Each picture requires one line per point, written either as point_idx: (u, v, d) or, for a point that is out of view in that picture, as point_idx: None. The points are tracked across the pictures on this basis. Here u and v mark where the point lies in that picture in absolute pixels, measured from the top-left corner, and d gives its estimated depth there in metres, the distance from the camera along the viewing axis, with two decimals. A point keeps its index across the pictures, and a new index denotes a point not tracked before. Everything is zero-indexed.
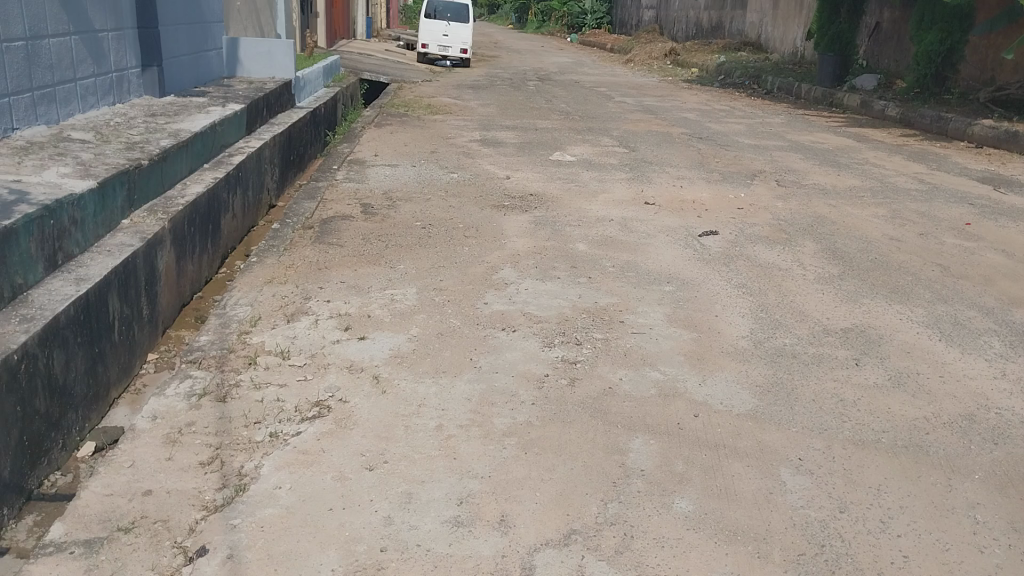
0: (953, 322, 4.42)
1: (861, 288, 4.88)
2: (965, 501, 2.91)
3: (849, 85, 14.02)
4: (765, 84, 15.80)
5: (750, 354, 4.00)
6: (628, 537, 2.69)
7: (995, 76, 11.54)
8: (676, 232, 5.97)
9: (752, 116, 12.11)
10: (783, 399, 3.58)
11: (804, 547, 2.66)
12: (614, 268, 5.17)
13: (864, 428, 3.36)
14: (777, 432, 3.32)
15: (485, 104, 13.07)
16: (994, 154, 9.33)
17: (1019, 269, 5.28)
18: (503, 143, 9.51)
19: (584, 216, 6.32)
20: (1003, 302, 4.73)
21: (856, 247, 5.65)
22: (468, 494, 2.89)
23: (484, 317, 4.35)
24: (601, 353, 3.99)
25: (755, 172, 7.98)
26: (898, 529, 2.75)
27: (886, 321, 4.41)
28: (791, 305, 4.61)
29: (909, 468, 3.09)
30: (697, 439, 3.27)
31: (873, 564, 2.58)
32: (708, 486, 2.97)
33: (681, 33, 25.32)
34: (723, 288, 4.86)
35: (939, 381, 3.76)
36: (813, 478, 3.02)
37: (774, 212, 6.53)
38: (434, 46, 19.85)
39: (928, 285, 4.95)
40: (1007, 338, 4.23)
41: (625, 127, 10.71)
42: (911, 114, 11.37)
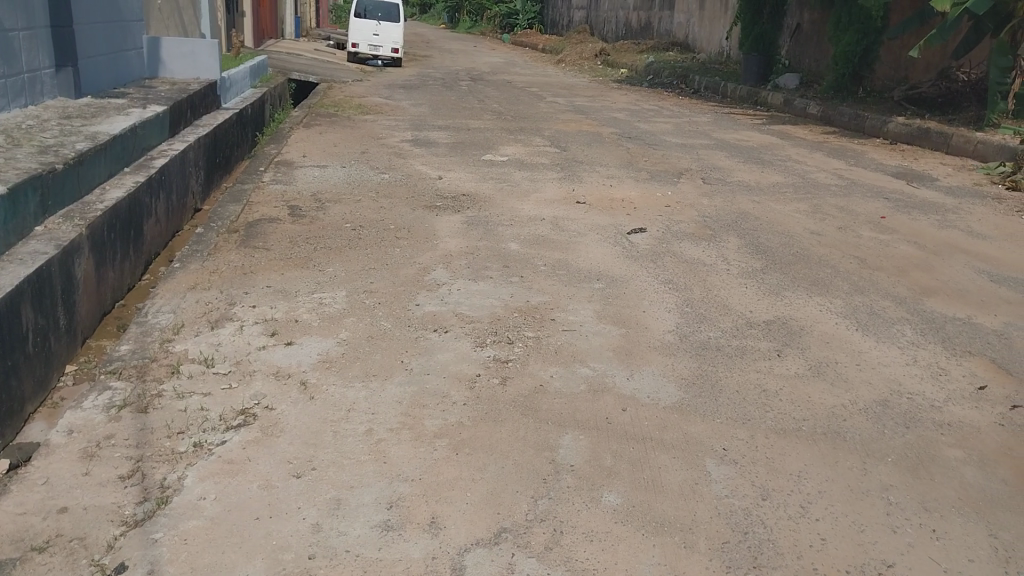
0: (869, 312, 4.60)
1: (782, 282, 5.03)
2: (880, 484, 3.03)
3: (772, 84, 14.41)
4: (692, 84, 16.12)
5: (677, 348, 4.09)
6: (557, 533, 2.71)
7: (908, 76, 12.04)
8: (606, 230, 6.05)
9: (680, 115, 12.35)
10: (707, 391, 3.67)
11: (727, 534, 2.73)
12: (546, 266, 5.21)
13: (785, 417, 3.47)
14: (702, 423, 3.40)
15: (416, 104, 13.00)
16: (907, 150, 9.72)
17: (931, 261, 5.52)
18: (435, 143, 9.47)
19: (516, 216, 6.35)
20: (914, 292, 4.93)
21: (778, 242, 5.82)
22: (398, 498, 2.88)
23: (416, 319, 4.34)
24: (532, 351, 4.01)
25: (681, 171, 8.13)
26: (817, 513, 2.85)
27: (807, 312, 4.56)
28: (716, 299, 4.72)
29: (828, 454, 3.20)
30: (625, 433, 3.32)
31: (794, 549, 2.67)
32: (636, 479, 3.02)
33: (611, 33, 25.67)
34: (651, 284, 4.95)
35: (856, 369, 3.91)
36: (737, 467, 3.11)
37: (699, 209, 6.67)
38: (365, 46, 19.62)
39: (846, 277, 5.14)
40: (919, 325, 4.42)
41: (557, 127, 10.81)
42: (831, 113, 11.76)
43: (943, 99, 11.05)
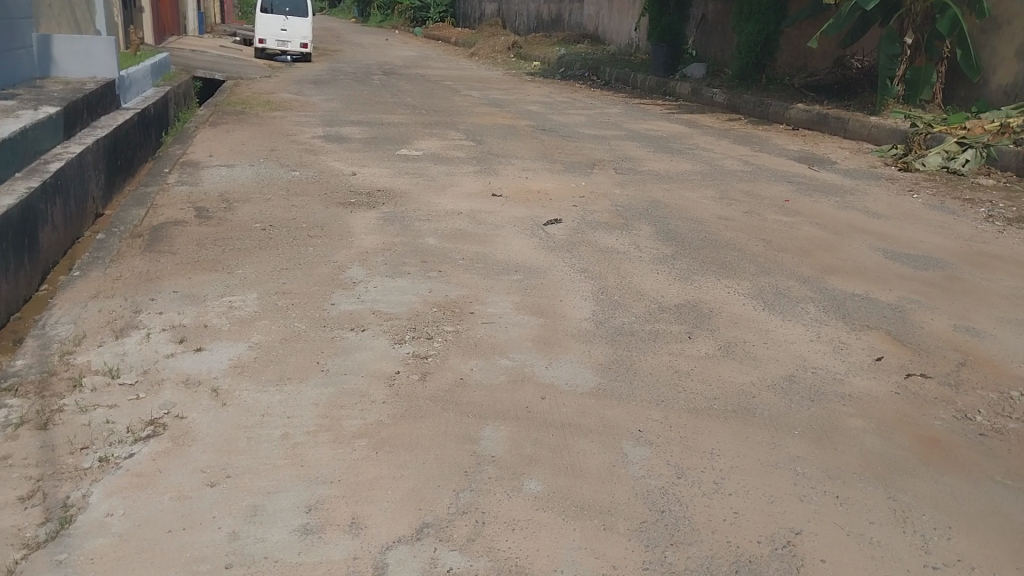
0: (775, 292, 4.77)
1: (693, 266, 5.17)
2: (788, 456, 3.15)
3: (680, 74, 14.76)
4: (603, 76, 16.35)
5: (593, 335, 4.15)
6: (480, 524, 2.72)
7: (806, 64, 12.52)
8: (523, 222, 6.08)
9: (592, 107, 12.51)
10: (623, 374, 3.74)
11: (646, 514, 2.80)
12: (464, 260, 5.21)
13: (698, 396, 3.57)
14: (618, 407, 3.48)
15: (327, 99, 12.76)
16: (807, 136, 10.12)
17: (831, 240, 5.77)
18: (347, 139, 9.31)
19: (432, 210, 6.32)
20: (817, 271, 5.15)
21: (688, 228, 5.98)
22: (318, 501, 2.83)
23: (332, 318, 4.27)
24: (451, 345, 4.01)
25: (595, 161, 8.25)
26: (730, 488, 2.95)
27: (716, 295, 4.71)
28: (631, 286, 4.82)
29: (739, 430, 3.32)
30: (545, 420, 3.36)
31: (708, 523, 2.76)
32: (556, 465, 3.06)
33: (523, 25, 25.78)
34: (568, 274, 5.00)
35: (764, 347, 4.06)
36: (652, 447, 3.18)
37: (612, 199, 6.78)
38: (272, 41, 19.14)
39: (752, 259, 5.32)
40: (821, 303, 4.61)
41: (472, 121, 10.79)
42: (736, 101, 12.13)
43: (839, 85, 11.54)
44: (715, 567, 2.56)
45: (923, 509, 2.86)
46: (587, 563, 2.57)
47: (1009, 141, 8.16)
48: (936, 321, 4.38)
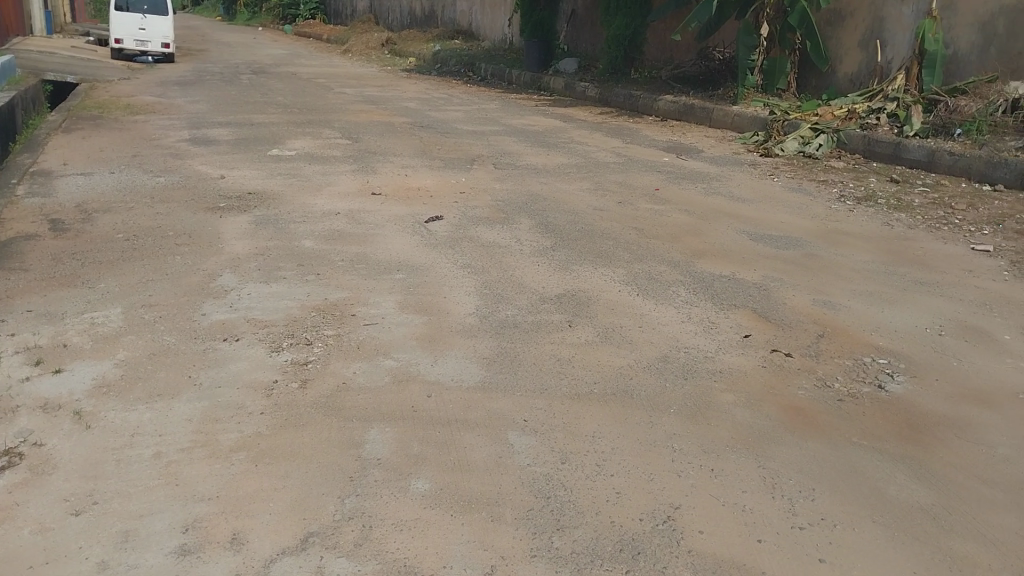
0: (649, 277, 4.95)
1: (571, 257, 5.28)
2: (665, 434, 3.28)
3: (553, 68, 15.01)
4: (479, 71, 16.42)
5: (477, 330, 4.17)
6: (367, 528, 2.70)
7: (672, 56, 13.01)
8: (403, 220, 6.03)
9: (469, 102, 12.55)
10: (507, 366, 3.79)
11: (532, 502, 2.85)
12: (343, 261, 5.12)
13: (579, 383, 3.66)
14: (503, 399, 3.51)
15: (193, 101, 12.21)
16: (676, 126, 10.52)
17: (699, 225, 6.03)
18: (215, 141, 8.95)
19: (308, 212, 6.17)
20: (686, 255, 5.37)
21: (566, 219, 6.10)
22: (195, 519, 2.72)
23: (204, 329, 4.10)
24: (332, 349, 3.93)
25: (473, 157, 8.28)
26: (612, 469, 3.05)
27: (595, 283, 4.83)
28: (512, 279, 4.87)
29: (619, 412, 3.42)
30: (430, 418, 3.35)
31: (592, 505, 2.84)
32: (442, 462, 3.07)
33: (396, 22, 25.51)
34: (449, 270, 5.01)
35: (640, 331, 4.20)
36: (537, 436, 3.24)
37: (492, 194, 6.83)
38: (130, 41, 18.10)
39: (627, 247, 5.49)
40: (693, 286, 4.81)
41: (347, 119, 10.59)
42: (607, 94, 12.46)
43: (703, 77, 12.05)
44: (600, 547, 2.63)
45: (789, 474, 3.04)
46: (475, 556, 2.59)
47: (855, 126, 8.75)
48: (796, 297, 4.66)
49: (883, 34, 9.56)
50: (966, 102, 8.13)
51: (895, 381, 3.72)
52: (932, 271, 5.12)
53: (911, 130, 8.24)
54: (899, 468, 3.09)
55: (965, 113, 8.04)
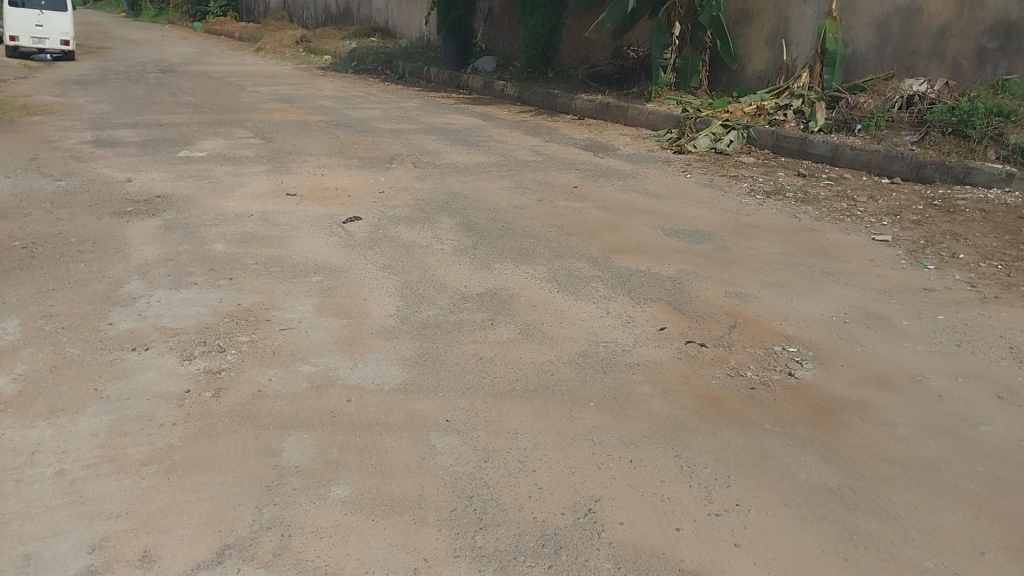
0: (568, 274, 5.00)
1: (492, 255, 5.29)
2: (586, 427, 3.33)
3: (471, 67, 14.99)
4: (396, 70, 16.26)
5: (397, 331, 4.14)
6: (286, 537, 2.64)
7: (588, 55, 13.17)
8: (320, 221, 5.93)
9: (387, 101, 12.42)
10: (428, 367, 3.77)
11: (455, 502, 2.84)
12: (257, 265, 4.99)
13: (500, 380, 3.67)
14: (425, 400, 3.49)
15: (95, 101, 11.69)
16: (592, 124, 10.66)
17: (617, 221, 6.13)
18: (121, 143, 8.60)
19: (220, 214, 5.99)
20: (605, 251, 5.45)
21: (486, 218, 6.11)
22: (102, 538, 2.61)
23: (110, 339, 3.93)
24: (247, 356, 3.83)
25: (391, 156, 8.20)
26: (534, 464, 3.07)
27: (515, 281, 4.85)
28: (432, 278, 4.85)
29: (541, 408, 3.45)
30: (350, 423, 3.31)
31: (515, 502, 2.85)
32: (363, 466, 3.03)
33: (310, 19, 25.04)
34: (368, 271, 4.94)
35: (560, 327, 4.24)
36: (459, 435, 3.24)
37: (411, 193, 6.78)
38: (26, 38, 17.17)
39: (546, 244, 5.54)
40: (610, 281, 4.89)
41: (260, 118, 10.33)
42: (525, 92, 12.53)
43: (618, 75, 12.24)
44: (523, 544, 2.65)
45: (705, 462, 3.12)
46: (397, 559, 2.57)
47: (764, 123, 9.04)
48: (709, 290, 4.79)
49: (788, 34, 9.92)
50: (865, 99, 8.52)
51: (804, 368, 3.87)
52: (837, 261, 5.34)
53: (815, 126, 8.57)
54: (809, 452, 3.21)
55: (864, 110, 8.42)
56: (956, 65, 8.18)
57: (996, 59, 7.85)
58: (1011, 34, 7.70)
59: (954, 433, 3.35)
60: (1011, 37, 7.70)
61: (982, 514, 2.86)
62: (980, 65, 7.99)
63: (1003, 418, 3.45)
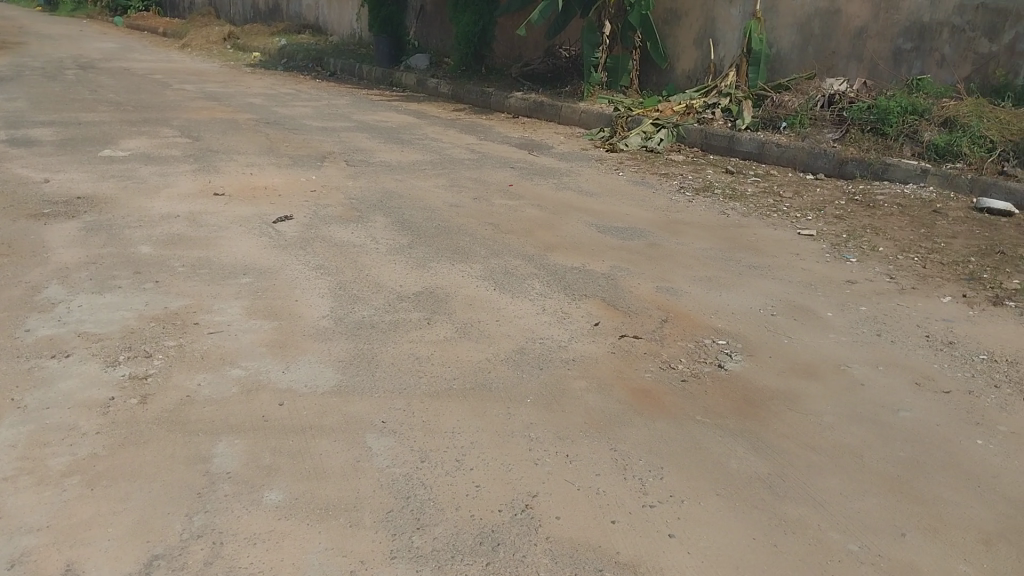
0: (504, 272, 5.01)
1: (427, 254, 5.27)
2: (523, 424, 3.34)
3: (405, 64, 14.88)
4: (328, 67, 16.03)
5: (332, 332, 4.08)
6: (217, 545, 2.58)
7: (522, 53, 13.22)
8: (250, 221, 5.80)
9: (318, 98, 12.23)
10: (364, 368, 3.73)
11: (392, 504, 2.82)
12: (185, 267, 4.86)
13: (437, 379, 3.66)
14: (360, 401, 3.46)
15: (9, 98, 11.18)
16: (527, 123, 10.71)
17: (551, 219, 6.18)
18: (38, 142, 8.25)
19: (144, 216, 5.81)
20: (540, 248, 5.49)
21: (421, 216, 6.08)
22: (22, 554, 2.51)
23: (28, 347, 3.78)
24: (174, 361, 3.73)
25: (323, 154, 8.08)
26: (471, 463, 3.07)
27: (451, 279, 4.84)
28: (367, 278, 4.80)
29: (477, 406, 3.45)
30: (283, 427, 3.25)
31: (452, 500, 2.85)
32: (297, 471, 2.98)
33: (238, 15, 24.47)
34: (301, 272, 4.86)
35: (496, 325, 4.25)
36: (395, 436, 3.21)
37: (344, 192, 6.69)
38: None
39: (482, 242, 5.55)
40: (545, 278, 4.92)
41: (186, 116, 10.05)
42: (459, 90, 12.51)
43: (551, 74, 12.33)
44: (460, 542, 2.65)
45: (640, 455, 3.17)
46: (334, 563, 2.54)
47: (693, 121, 9.23)
48: (642, 285, 4.87)
49: (715, 34, 10.15)
50: (789, 97, 8.77)
51: (733, 360, 3.97)
52: (764, 255, 5.49)
53: (742, 124, 8.78)
54: (738, 441, 3.30)
55: (789, 108, 8.67)
56: (873, 65, 8.51)
57: (910, 59, 8.19)
58: (923, 35, 8.04)
59: (875, 420, 3.48)
60: (924, 38, 8.04)
61: (902, 496, 2.99)
62: (896, 65, 8.32)
63: (920, 403, 3.61)
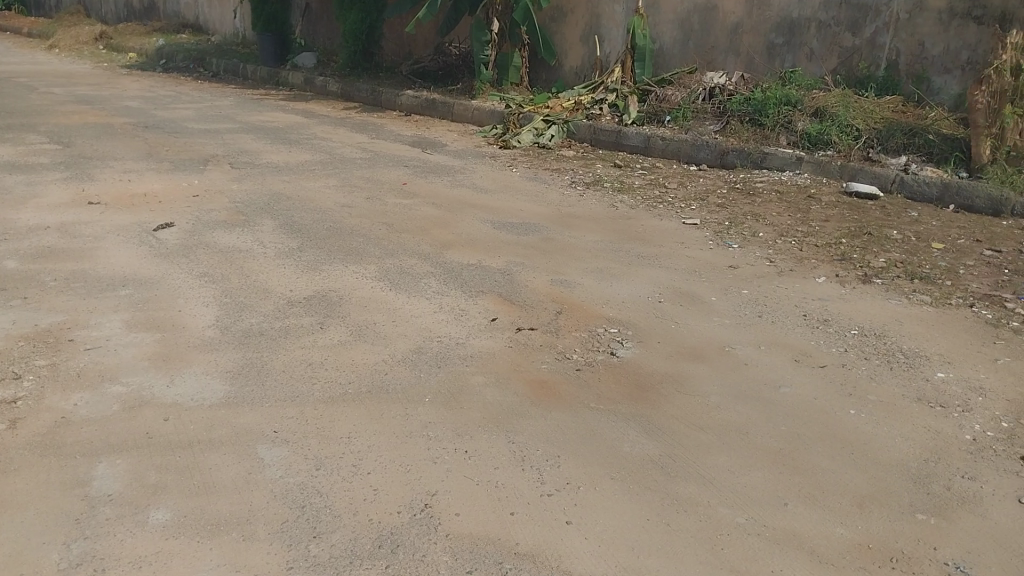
0: (399, 272, 4.97)
1: (318, 256, 5.16)
2: (421, 424, 3.33)
3: (291, 63, 14.51)
4: (210, 67, 15.45)
5: (219, 342, 3.94)
6: (99, 572, 2.46)
7: (411, 51, 13.13)
8: (128, 230, 5.53)
9: (200, 100, 11.77)
10: (254, 378, 3.62)
11: (287, 514, 2.76)
12: (56, 281, 4.58)
13: (332, 384, 3.60)
14: (251, 412, 3.36)
15: None
16: (419, 121, 10.63)
17: (446, 217, 6.17)
18: None
19: (10, 228, 5.44)
20: (436, 247, 5.47)
21: (312, 218, 5.95)
22: None
23: None
24: (47, 381, 3.51)
25: (207, 157, 7.78)
26: (369, 467, 3.03)
27: (343, 281, 4.76)
28: (255, 284, 4.65)
29: (374, 409, 3.41)
30: (169, 442, 3.13)
31: (349, 506, 2.81)
32: (185, 488, 2.87)
33: (109, 14, 23.24)
34: (184, 280, 4.67)
35: (392, 326, 4.21)
36: (289, 445, 3.14)
37: (230, 195, 6.47)
38: None
39: (376, 242, 5.48)
40: (441, 277, 4.91)
41: (55, 121, 9.47)
42: (348, 89, 12.30)
43: (442, 72, 12.29)
44: (359, 547, 2.62)
45: (536, 445, 3.21)
46: None
47: (583, 116, 9.40)
48: (537, 279, 4.93)
49: (600, 30, 10.37)
50: (673, 92, 9.06)
51: (625, 347, 4.07)
52: (653, 245, 5.66)
53: (629, 119, 9.01)
54: (631, 426, 3.39)
55: (672, 102, 8.95)
56: (750, 59, 8.90)
57: (782, 53, 8.61)
58: (793, 31, 8.47)
59: (758, 397, 3.65)
60: (794, 33, 8.47)
61: (784, 468, 3.14)
62: (769, 59, 8.73)
63: (798, 378, 3.81)
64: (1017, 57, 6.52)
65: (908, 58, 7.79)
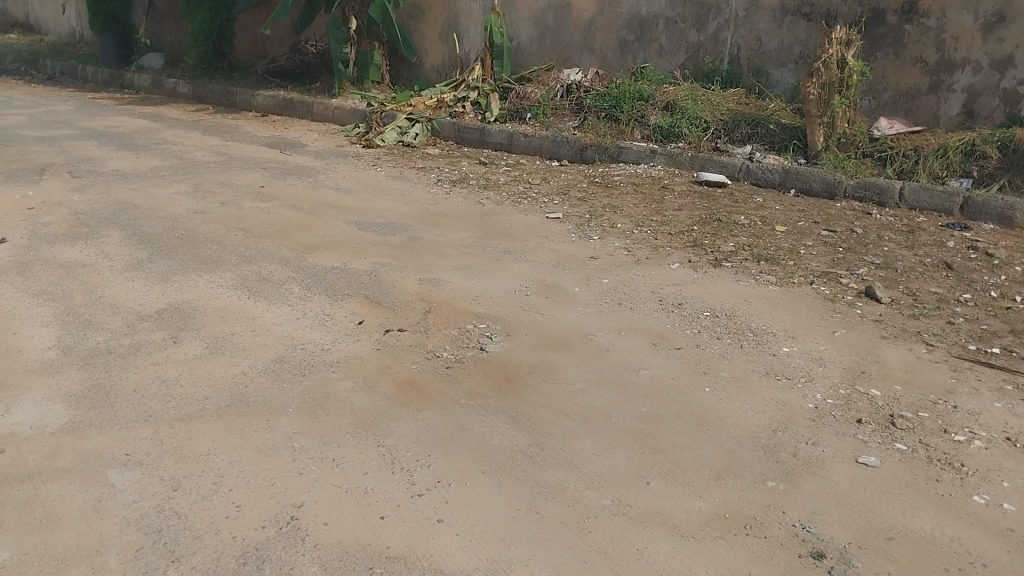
0: (258, 278, 4.81)
1: (170, 267, 4.91)
2: (285, 435, 3.23)
3: (136, 65, 13.72)
4: (44, 70, 14.37)
5: (60, 364, 3.68)
6: None
7: (265, 50, 12.70)
8: None
9: (34, 105, 10.92)
10: (101, 400, 3.40)
11: (141, 540, 2.61)
12: None
13: (187, 402, 3.43)
14: (98, 436, 3.16)
15: None
16: (276, 122, 10.29)
17: (308, 219, 6.02)
18: None
19: None
20: (297, 251, 5.32)
21: (162, 227, 5.65)
22: None
23: None
24: None
25: (43, 166, 7.23)
26: (230, 484, 2.91)
27: (198, 292, 4.55)
28: (100, 301, 4.37)
29: (234, 424, 3.28)
30: (5, 477, 2.89)
31: (209, 525, 2.70)
32: (24, 524, 2.67)
33: None
34: (19, 300, 4.33)
35: (251, 336, 4.06)
36: (142, 468, 2.97)
37: (70, 206, 6.05)
38: None
39: (232, 249, 5.27)
40: (304, 281, 4.78)
41: None
42: (200, 91, 11.75)
43: (300, 71, 11.94)
44: (222, 567, 2.52)
45: (406, 446, 3.19)
46: None
47: (446, 114, 9.38)
48: (404, 279, 4.89)
49: (458, 28, 10.40)
50: (532, 89, 9.21)
51: (493, 342, 4.11)
52: (517, 239, 5.74)
53: (491, 116, 9.08)
54: (500, 418, 3.43)
55: (532, 99, 9.10)
56: (604, 55, 9.18)
57: (634, 49, 8.93)
58: (643, 27, 8.80)
59: (620, 381, 3.78)
60: (644, 30, 8.81)
61: (646, 448, 3.27)
62: (622, 55, 9.03)
63: (657, 361, 3.97)
64: (842, 51, 7.02)
65: (747, 52, 8.25)
